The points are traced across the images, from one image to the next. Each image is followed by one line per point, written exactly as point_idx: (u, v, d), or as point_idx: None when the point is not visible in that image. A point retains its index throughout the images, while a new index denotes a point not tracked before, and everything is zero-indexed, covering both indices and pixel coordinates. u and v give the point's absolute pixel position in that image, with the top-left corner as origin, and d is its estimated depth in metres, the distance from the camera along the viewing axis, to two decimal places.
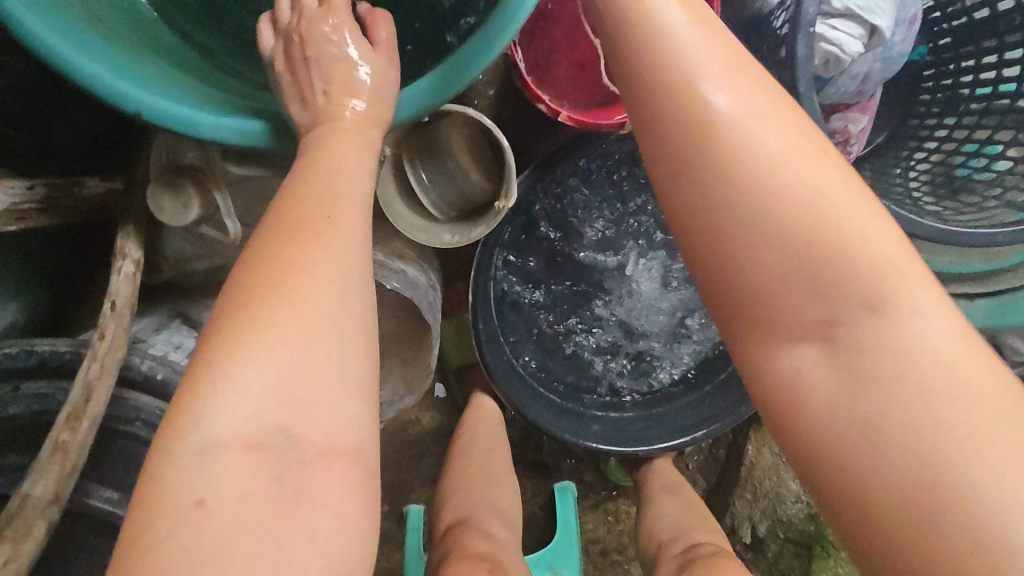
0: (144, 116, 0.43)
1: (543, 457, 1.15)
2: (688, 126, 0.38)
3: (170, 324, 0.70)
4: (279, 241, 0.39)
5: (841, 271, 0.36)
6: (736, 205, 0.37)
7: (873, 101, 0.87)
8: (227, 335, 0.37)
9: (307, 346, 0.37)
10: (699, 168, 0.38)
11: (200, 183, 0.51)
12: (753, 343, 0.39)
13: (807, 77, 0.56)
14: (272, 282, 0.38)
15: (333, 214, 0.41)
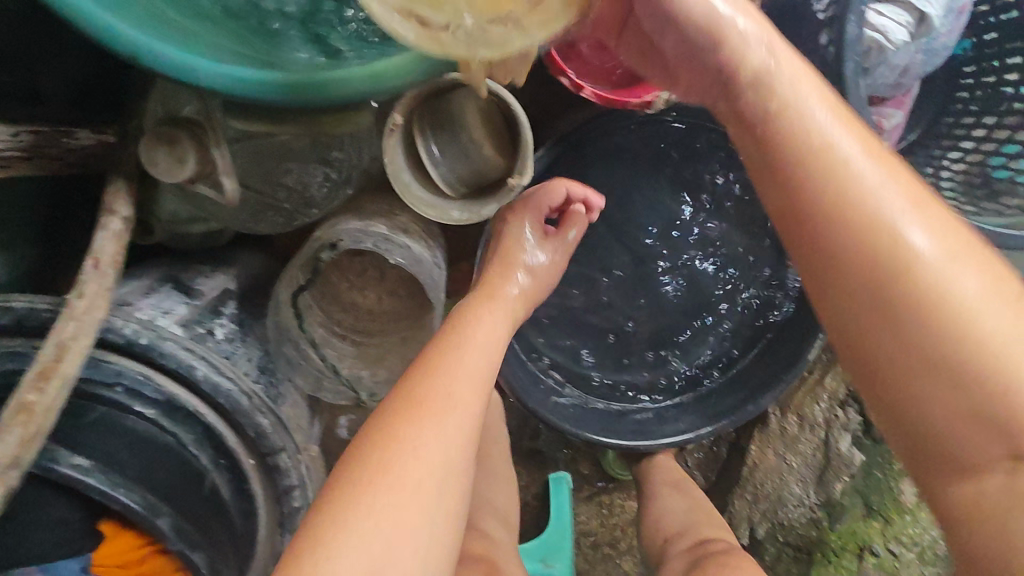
0: (146, 61, 0.40)
1: (539, 447, 1.12)
2: (830, 220, 0.40)
3: (160, 289, 0.67)
4: (405, 398, 0.50)
5: (991, 367, 0.36)
6: (874, 281, 0.38)
7: (909, 95, 0.82)
8: (353, 474, 0.45)
9: (399, 514, 0.44)
10: (839, 278, 0.40)
11: (196, 135, 0.48)
12: (895, 416, 0.39)
13: (854, 63, 0.53)
14: (380, 478, 0.45)
15: (447, 412, 0.50)
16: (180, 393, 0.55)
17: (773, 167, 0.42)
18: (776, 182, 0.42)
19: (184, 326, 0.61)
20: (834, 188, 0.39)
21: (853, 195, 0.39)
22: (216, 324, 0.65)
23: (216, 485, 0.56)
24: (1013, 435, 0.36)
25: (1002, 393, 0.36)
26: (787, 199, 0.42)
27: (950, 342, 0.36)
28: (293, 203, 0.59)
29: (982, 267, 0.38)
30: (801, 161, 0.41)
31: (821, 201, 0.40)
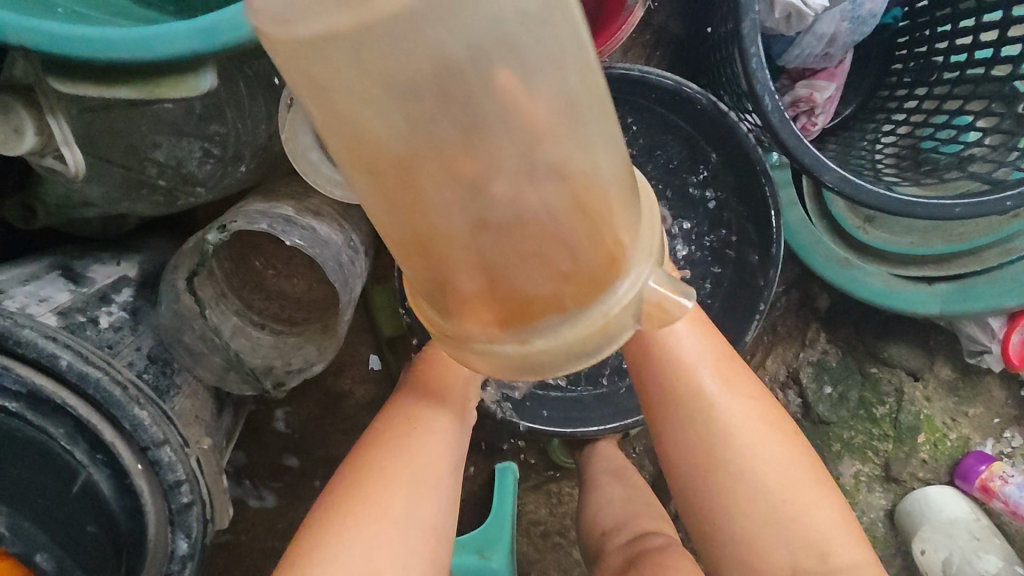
0: None
1: (484, 436, 1.10)
2: (672, 396, 0.54)
3: (44, 276, 0.63)
4: (382, 436, 0.56)
5: (783, 497, 0.49)
6: (694, 436, 0.52)
7: (840, 67, 0.79)
8: (338, 506, 0.51)
9: (384, 539, 0.49)
10: (675, 436, 0.53)
11: (32, 101, 0.44)
12: (708, 539, 0.51)
13: (752, 20, 0.50)
14: (318, 555, 0.48)
15: (381, 483, 0.52)
16: (45, 384, 0.51)
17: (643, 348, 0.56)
18: (638, 364, 0.56)
19: (62, 314, 0.58)
20: (676, 364, 0.54)
21: (677, 360, 0.54)
22: (103, 312, 0.62)
23: (92, 481, 0.53)
24: (800, 548, 0.48)
25: (791, 517, 0.49)
26: (646, 382, 0.55)
27: (738, 463, 0.50)
28: (169, 179, 0.55)
29: (771, 424, 0.52)
30: (660, 356, 0.55)
31: (673, 395, 0.54)
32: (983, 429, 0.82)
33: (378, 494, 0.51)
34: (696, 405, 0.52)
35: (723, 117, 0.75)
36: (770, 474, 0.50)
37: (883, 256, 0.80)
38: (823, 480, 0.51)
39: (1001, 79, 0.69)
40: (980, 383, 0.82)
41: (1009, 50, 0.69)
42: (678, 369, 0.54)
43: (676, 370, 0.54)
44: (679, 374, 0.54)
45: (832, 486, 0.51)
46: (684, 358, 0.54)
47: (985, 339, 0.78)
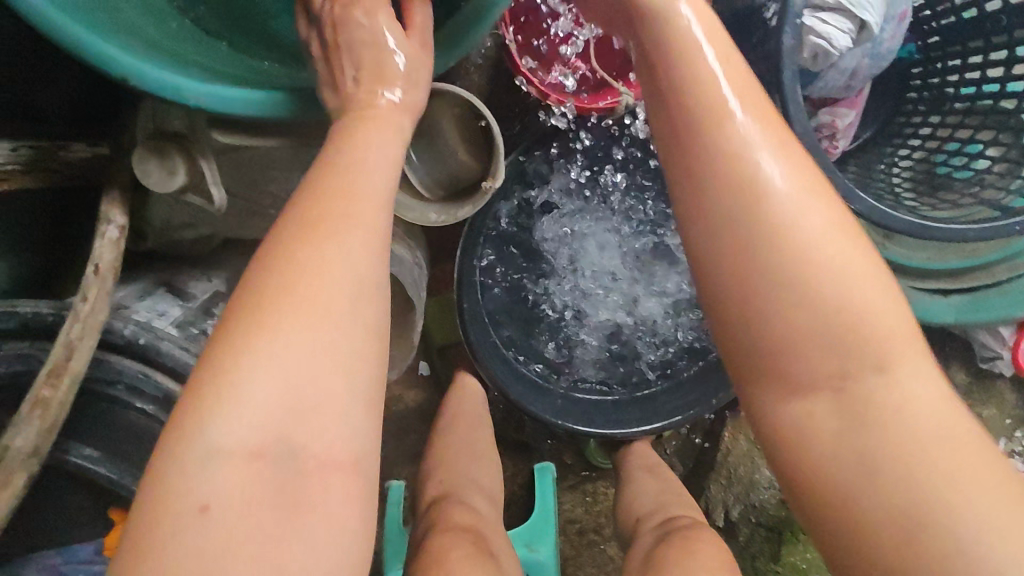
0: (112, 71, 0.43)
1: (523, 438, 1.17)
2: (685, 104, 0.43)
3: (155, 292, 0.71)
4: (305, 225, 0.42)
5: (848, 325, 0.40)
6: (755, 269, 0.41)
7: (860, 96, 0.87)
8: (256, 301, 0.40)
9: (317, 346, 0.40)
10: (715, 262, 0.42)
11: (184, 148, 0.52)
12: (728, 333, 0.42)
13: (790, 68, 0.56)
14: (252, 340, 0.39)
15: (318, 279, 0.41)
16: (176, 389, 0.57)
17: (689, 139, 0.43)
18: (698, 221, 0.42)
19: (178, 326, 0.65)
20: (723, 151, 0.41)
21: (732, 154, 0.41)
22: (209, 324, 0.70)
23: None
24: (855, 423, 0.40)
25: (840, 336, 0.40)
26: (686, 192, 0.43)
27: (810, 290, 0.40)
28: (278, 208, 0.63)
29: (829, 205, 0.42)
30: (721, 164, 0.41)
31: (723, 225, 0.41)
32: (996, 429, 0.89)
33: (330, 218, 0.42)
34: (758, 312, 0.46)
35: None
36: (828, 257, 0.40)
37: (904, 271, 0.85)
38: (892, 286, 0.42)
39: (1009, 112, 0.76)
40: (993, 386, 0.89)
41: (1014, 86, 0.76)
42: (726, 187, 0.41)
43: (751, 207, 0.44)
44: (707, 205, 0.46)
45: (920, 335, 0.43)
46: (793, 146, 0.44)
47: (997, 346, 0.85)
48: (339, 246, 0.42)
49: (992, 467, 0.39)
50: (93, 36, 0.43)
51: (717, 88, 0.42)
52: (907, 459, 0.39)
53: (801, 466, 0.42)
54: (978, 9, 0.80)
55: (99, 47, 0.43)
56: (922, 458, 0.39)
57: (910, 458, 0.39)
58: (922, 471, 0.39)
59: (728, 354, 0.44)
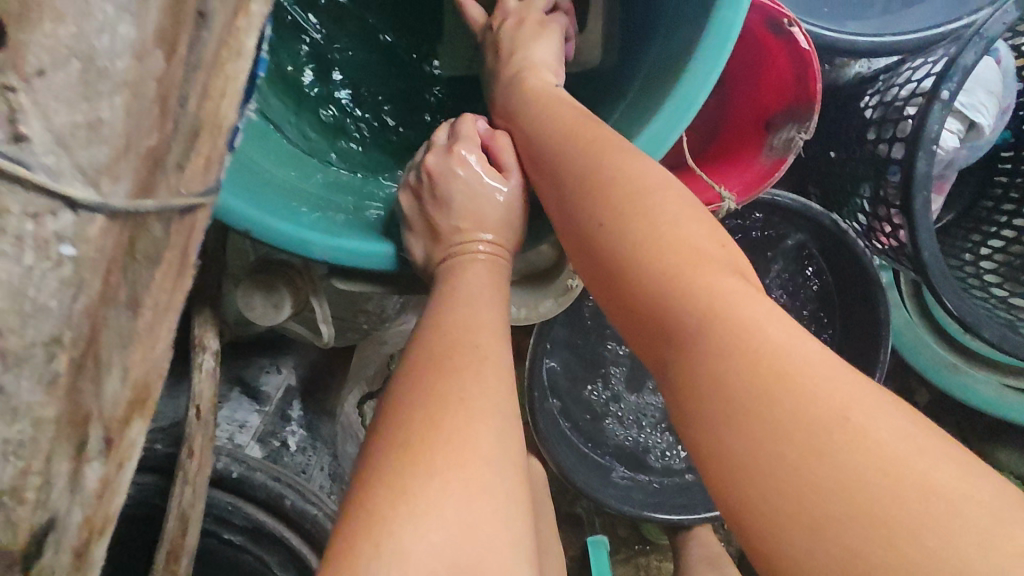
0: (260, 235, 0.41)
1: (577, 511, 1.13)
2: (606, 169, 0.43)
3: (230, 395, 0.68)
4: (439, 368, 0.40)
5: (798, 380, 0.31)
6: (667, 248, 0.38)
7: (949, 182, 0.84)
8: (399, 452, 0.36)
9: (484, 477, 0.35)
10: (633, 245, 0.39)
11: (292, 280, 0.49)
12: (654, 357, 0.38)
13: (923, 196, 0.53)
14: (421, 462, 0.35)
15: (476, 398, 0.39)
16: (268, 521, 0.55)
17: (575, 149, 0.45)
18: (604, 206, 0.42)
19: (261, 441, 0.63)
20: (609, 168, 0.43)
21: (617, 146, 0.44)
22: (288, 432, 0.67)
23: None
24: (810, 479, 0.28)
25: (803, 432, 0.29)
26: (581, 194, 0.44)
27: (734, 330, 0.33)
28: (371, 322, 0.60)
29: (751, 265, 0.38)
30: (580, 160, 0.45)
31: (602, 212, 0.42)
32: None
33: (468, 345, 0.42)
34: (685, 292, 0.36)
35: (840, 233, 0.80)
36: (778, 324, 0.34)
37: (994, 364, 0.84)
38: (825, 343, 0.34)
39: None
40: None
41: None
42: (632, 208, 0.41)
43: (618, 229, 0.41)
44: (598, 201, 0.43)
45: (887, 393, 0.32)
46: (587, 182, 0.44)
47: None
48: (487, 378, 0.40)
49: (963, 476, 0.27)
50: (236, 197, 0.41)
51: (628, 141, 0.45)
52: (898, 479, 0.27)
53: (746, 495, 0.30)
54: None
55: (226, 203, 0.40)
56: (936, 505, 0.26)
57: (824, 485, 0.28)
58: (903, 514, 0.26)
59: (626, 322, 0.40)
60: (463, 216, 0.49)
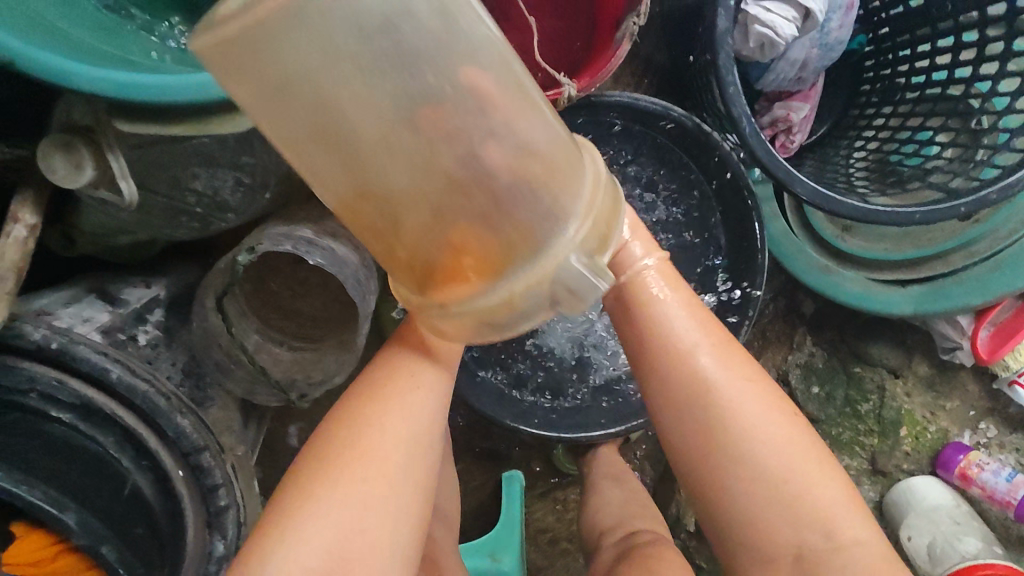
0: (22, 63, 0.41)
1: (490, 446, 1.14)
2: (671, 344, 0.52)
3: (84, 299, 0.68)
4: (373, 393, 0.50)
5: (808, 510, 0.50)
6: (706, 423, 0.50)
7: (813, 88, 0.87)
8: (329, 449, 0.48)
9: (372, 499, 0.46)
10: (692, 414, 0.51)
11: (93, 142, 0.49)
12: (698, 482, 0.52)
13: (727, 51, 0.55)
14: (328, 483, 0.46)
15: (384, 438, 0.48)
16: (97, 397, 0.55)
17: (632, 311, 0.54)
18: (671, 371, 0.51)
19: (104, 333, 0.62)
20: (671, 350, 0.52)
21: (668, 321, 0.52)
22: (140, 330, 0.67)
23: (138, 486, 0.57)
24: (802, 530, 0.50)
25: (791, 498, 0.50)
26: (638, 351, 0.54)
27: (778, 484, 0.50)
28: (205, 206, 0.60)
29: (763, 391, 0.52)
30: (644, 319, 0.53)
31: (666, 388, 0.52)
32: (961, 422, 0.88)
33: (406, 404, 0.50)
34: (730, 446, 0.50)
35: (705, 136, 0.81)
36: (821, 488, 0.50)
37: (864, 263, 0.86)
38: (823, 455, 0.52)
39: (957, 97, 0.76)
40: (955, 377, 0.87)
41: (961, 72, 0.76)
42: (693, 394, 0.51)
43: (688, 396, 0.51)
44: (653, 351, 0.52)
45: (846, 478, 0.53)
46: (657, 341, 0.52)
47: (956, 337, 0.83)
48: (414, 411, 0.50)
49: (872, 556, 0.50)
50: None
51: (663, 302, 0.53)
52: None
53: (733, 537, 0.52)
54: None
55: None
56: None
57: (812, 533, 0.50)
58: None
59: (675, 465, 0.53)
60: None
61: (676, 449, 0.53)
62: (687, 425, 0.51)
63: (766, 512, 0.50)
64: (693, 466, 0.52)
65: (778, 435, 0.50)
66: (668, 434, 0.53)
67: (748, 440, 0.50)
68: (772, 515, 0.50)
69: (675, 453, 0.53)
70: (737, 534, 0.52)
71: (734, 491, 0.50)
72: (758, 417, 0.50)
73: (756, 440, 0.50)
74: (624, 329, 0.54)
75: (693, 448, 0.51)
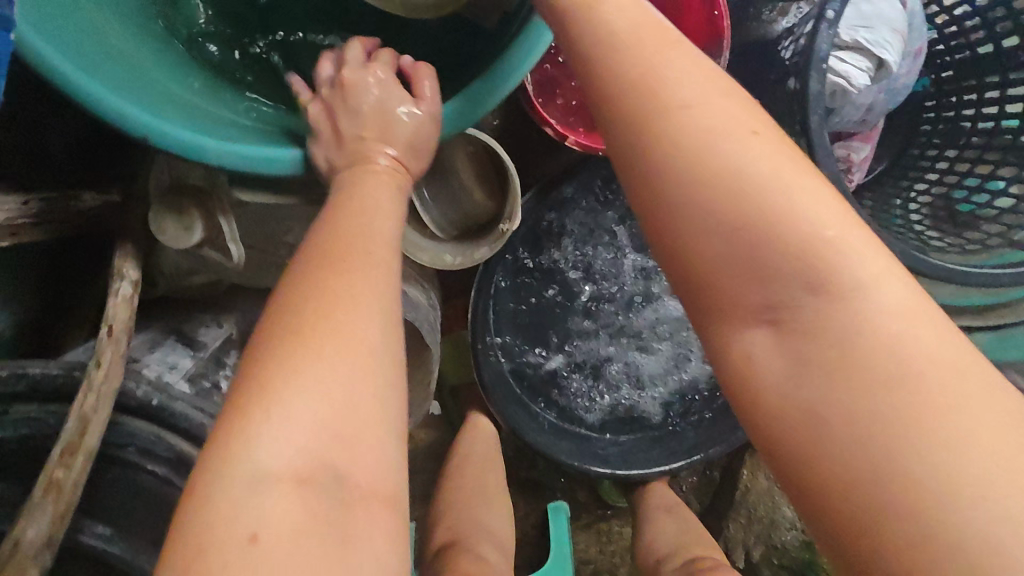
0: (145, 135, 0.41)
1: (536, 476, 1.14)
2: (651, 104, 0.36)
3: (165, 342, 0.69)
4: (326, 257, 0.37)
5: (890, 339, 0.32)
6: (712, 209, 0.35)
7: (875, 130, 0.87)
8: (278, 311, 0.36)
9: (344, 356, 0.34)
10: (725, 260, 0.35)
11: (203, 206, 0.50)
12: (724, 315, 0.36)
13: (819, 113, 0.56)
14: (292, 346, 0.34)
15: (351, 279, 0.37)
16: (190, 450, 0.55)
17: (635, 111, 0.37)
18: (708, 206, 0.35)
19: (190, 380, 0.64)
20: (707, 174, 0.35)
21: (675, 80, 0.37)
22: (221, 375, 0.68)
23: None
24: (876, 358, 0.32)
25: (859, 317, 0.33)
26: (632, 133, 0.37)
27: (844, 304, 0.33)
28: (295, 258, 0.62)
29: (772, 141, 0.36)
30: (631, 87, 0.37)
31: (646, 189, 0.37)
32: None
33: (363, 236, 0.39)
34: (770, 278, 0.34)
35: None
36: (901, 320, 0.33)
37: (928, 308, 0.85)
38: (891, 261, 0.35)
39: None
40: None
41: None
42: (702, 172, 0.35)
43: (702, 176, 0.35)
44: (658, 148, 0.36)
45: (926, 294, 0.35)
46: (662, 119, 0.36)
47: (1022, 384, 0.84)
48: (365, 254, 0.38)
49: (1001, 397, 0.31)
50: (115, 96, 0.40)
51: (682, 81, 0.36)
52: (928, 438, 0.30)
53: (803, 462, 0.33)
54: (991, 45, 0.80)
55: (111, 103, 0.40)
56: (954, 445, 0.30)
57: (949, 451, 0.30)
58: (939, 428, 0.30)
59: (735, 402, 0.37)
60: (373, 128, 0.47)
61: (683, 261, 0.36)
62: (688, 196, 0.35)
63: (841, 388, 0.32)
64: (732, 320, 0.36)
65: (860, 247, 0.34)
66: (669, 237, 0.36)
67: (780, 242, 0.34)
68: (866, 384, 0.32)
69: (698, 302, 0.37)
70: (776, 427, 0.34)
71: (777, 343, 0.35)
72: (809, 198, 0.34)
73: (830, 261, 0.33)
74: (612, 129, 0.38)
75: (727, 283, 0.35)
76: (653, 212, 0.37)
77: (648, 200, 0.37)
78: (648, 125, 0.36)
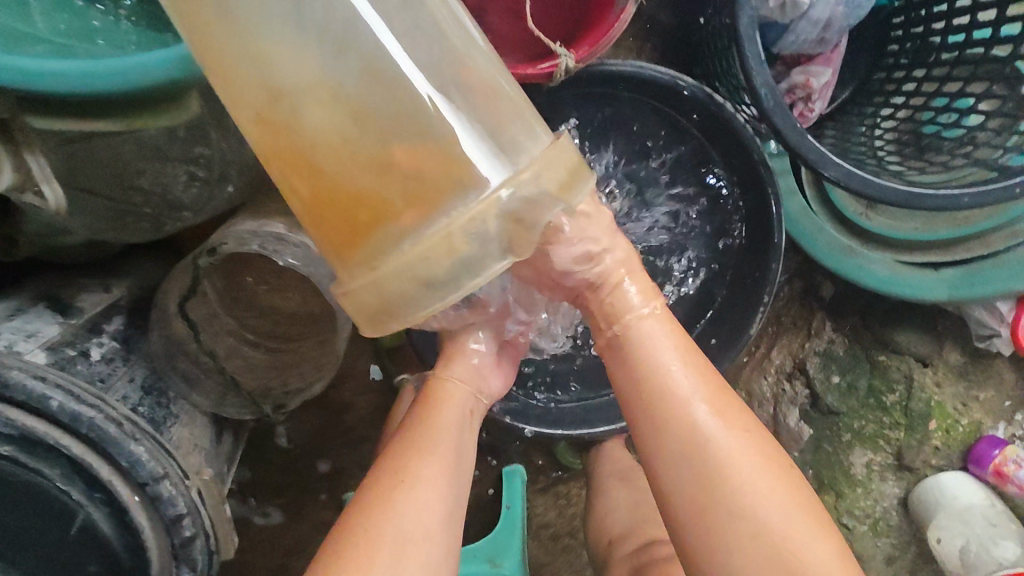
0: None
1: (489, 441, 1.08)
2: (663, 382, 0.48)
3: (32, 308, 0.61)
4: (396, 476, 0.51)
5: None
6: (711, 492, 0.46)
7: (836, 51, 0.77)
8: (380, 481, 0.52)
9: (413, 532, 0.49)
10: (725, 538, 0.46)
11: (8, 136, 0.42)
12: (702, 550, 0.47)
13: (749, 16, 0.49)
14: (388, 508, 0.50)
15: (434, 460, 0.53)
16: (37, 427, 0.49)
17: (635, 371, 0.49)
18: (735, 533, 0.46)
19: (51, 349, 0.56)
20: (731, 498, 0.46)
21: (664, 360, 0.49)
22: (94, 343, 0.60)
23: (91, 520, 0.52)
24: None
25: (787, 557, 0.46)
26: (633, 394, 0.49)
27: (779, 552, 0.46)
28: (154, 207, 0.53)
29: (747, 430, 0.48)
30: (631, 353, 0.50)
31: (664, 445, 0.48)
32: (994, 414, 0.82)
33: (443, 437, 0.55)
34: (751, 526, 0.46)
35: (721, 110, 0.73)
36: (819, 556, 0.46)
37: (887, 243, 0.80)
38: (819, 520, 0.48)
39: (1004, 59, 0.69)
40: (990, 367, 0.82)
41: (1008, 29, 0.68)
42: (692, 444, 0.47)
43: (687, 448, 0.47)
44: (653, 397, 0.48)
45: (840, 539, 0.49)
46: (673, 394, 0.48)
47: (994, 323, 0.78)
48: (445, 448, 0.54)
49: None
50: None
51: (660, 352, 0.49)
52: None
53: None
54: None
55: None
56: None
57: None
58: None
59: None
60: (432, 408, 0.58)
61: (686, 515, 0.47)
62: (677, 464, 0.47)
63: None
64: (724, 557, 0.46)
65: (784, 509, 0.47)
66: (671, 484, 0.48)
67: (747, 514, 0.46)
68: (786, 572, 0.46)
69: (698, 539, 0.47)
70: None
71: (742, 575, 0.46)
72: (769, 496, 0.47)
73: (777, 528, 0.46)
74: (630, 385, 0.49)
75: (716, 528, 0.46)
76: (668, 457, 0.48)
77: (659, 457, 0.48)
78: (700, 477, 0.47)
